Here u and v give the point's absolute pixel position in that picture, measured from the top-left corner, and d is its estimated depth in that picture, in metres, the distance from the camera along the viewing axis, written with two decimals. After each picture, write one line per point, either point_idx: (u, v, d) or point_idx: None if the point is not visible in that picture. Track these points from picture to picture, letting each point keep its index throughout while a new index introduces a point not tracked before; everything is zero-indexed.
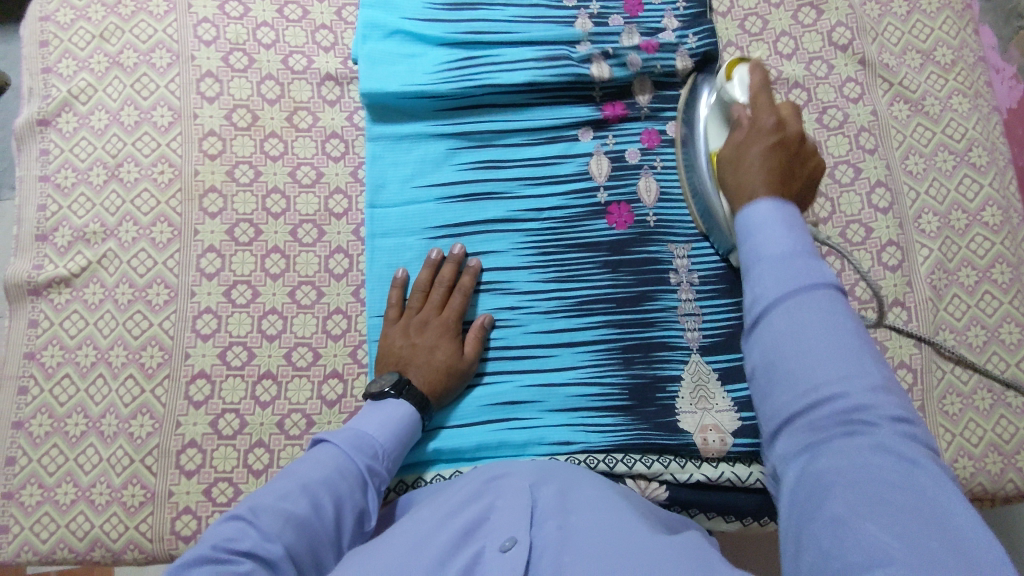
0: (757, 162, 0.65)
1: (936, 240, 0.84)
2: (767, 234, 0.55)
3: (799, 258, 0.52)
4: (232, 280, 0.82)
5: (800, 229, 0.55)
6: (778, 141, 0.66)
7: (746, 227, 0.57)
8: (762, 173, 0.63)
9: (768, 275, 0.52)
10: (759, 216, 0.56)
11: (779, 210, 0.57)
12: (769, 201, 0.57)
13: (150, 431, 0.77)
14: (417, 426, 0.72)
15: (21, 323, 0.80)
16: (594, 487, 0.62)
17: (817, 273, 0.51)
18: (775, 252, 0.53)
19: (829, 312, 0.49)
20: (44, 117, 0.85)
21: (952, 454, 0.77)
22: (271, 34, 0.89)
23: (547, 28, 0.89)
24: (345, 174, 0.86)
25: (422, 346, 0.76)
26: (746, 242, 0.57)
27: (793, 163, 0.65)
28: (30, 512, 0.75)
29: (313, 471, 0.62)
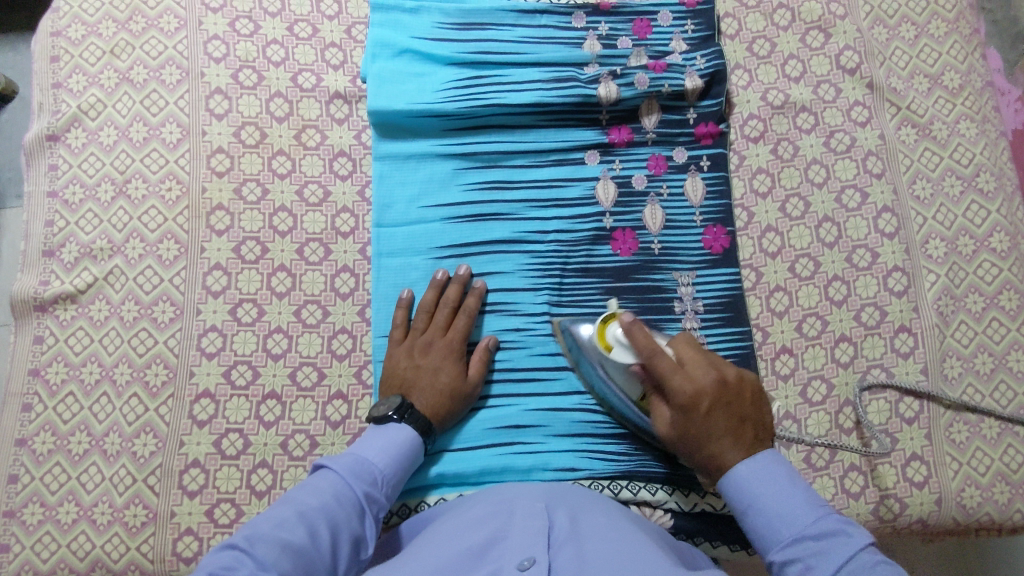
0: (714, 427, 0.64)
1: (943, 266, 0.83)
2: (775, 496, 0.60)
3: (816, 525, 0.57)
4: (238, 298, 0.81)
5: (799, 479, 0.61)
6: (717, 381, 0.65)
7: (745, 502, 0.61)
8: (733, 449, 0.63)
9: (798, 545, 0.57)
10: (752, 476, 0.61)
11: (763, 464, 0.62)
12: (746, 461, 0.62)
13: (154, 450, 0.77)
14: (417, 451, 0.71)
15: (27, 339, 0.80)
16: (605, 514, 0.62)
17: (842, 533, 0.56)
18: (795, 526, 0.58)
19: (873, 566, 0.53)
20: (53, 132, 0.85)
21: (960, 483, 0.77)
22: (280, 52, 0.89)
23: (556, 49, 0.89)
24: (352, 193, 0.86)
25: (427, 367, 0.76)
26: (750, 514, 0.61)
27: (743, 413, 0.65)
28: (32, 531, 0.75)
29: (310, 499, 0.61)
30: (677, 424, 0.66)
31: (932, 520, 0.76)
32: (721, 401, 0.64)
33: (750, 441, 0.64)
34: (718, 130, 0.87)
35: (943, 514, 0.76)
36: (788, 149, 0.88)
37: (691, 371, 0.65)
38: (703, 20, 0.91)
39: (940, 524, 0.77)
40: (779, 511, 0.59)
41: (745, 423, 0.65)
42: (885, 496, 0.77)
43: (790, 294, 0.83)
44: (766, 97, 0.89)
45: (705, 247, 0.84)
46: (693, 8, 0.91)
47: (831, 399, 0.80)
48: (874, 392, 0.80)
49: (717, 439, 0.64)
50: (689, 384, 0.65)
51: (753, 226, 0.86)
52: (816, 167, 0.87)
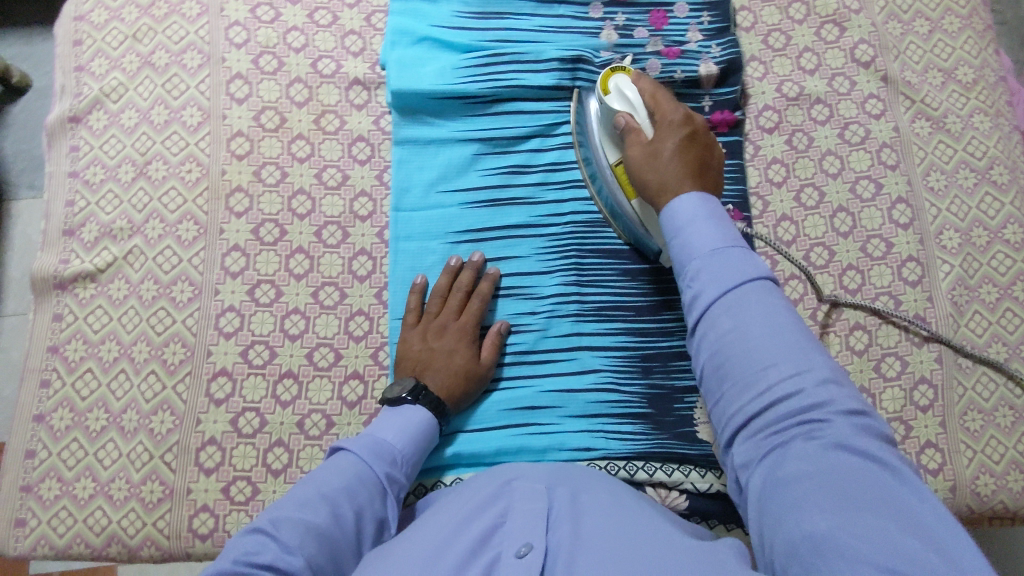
0: (671, 157, 0.69)
1: (957, 257, 0.84)
2: (704, 234, 0.61)
3: (731, 256, 0.59)
4: (256, 279, 0.82)
5: (726, 219, 0.62)
6: (699, 123, 0.72)
7: (676, 229, 0.63)
8: (680, 167, 0.68)
9: (708, 270, 0.59)
10: (689, 212, 0.63)
11: (703, 204, 0.63)
12: (691, 197, 0.64)
13: (170, 427, 0.78)
14: (433, 431, 0.72)
15: (46, 317, 0.81)
16: (609, 491, 0.61)
17: (752, 271, 0.58)
18: (706, 247, 0.60)
19: (771, 304, 0.56)
20: (75, 114, 0.86)
21: (974, 470, 0.77)
22: (301, 38, 0.90)
23: (574, 38, 0.90)
24: (370, 178, 0.86)
25: (441, 349, 0.76)
26: (676, 240, 0.62)
27: (704, 162, 0.69)
28: (48, 506, 0.75)
29: (331, 481, 0.62)
30: (642, 152, 0.71)
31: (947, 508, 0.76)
32: (685, 140, 0.70)
33: (703, 180, 0.68)
34: (735, 118, 0.88)
35: (957, 502, 0.76)
36: (803, 140, 0.88)
37: (661, 106, 0.73)
38: (718, 11, 0.92)
39: (954, 511, 0.77)
40: (703, 239, 0.60)
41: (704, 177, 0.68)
42: None
43: (804, 282, 0.84)
44: (781, 89, 0.90)
45: None
46: (709, 0, 0.92)
47: None
48: (888, 380, 0.80)
49: (671, 166, 0.68)
50: (662, 110, 0.73)
51: (768, 215, 0.86)
52: (831, 158, 0.87)
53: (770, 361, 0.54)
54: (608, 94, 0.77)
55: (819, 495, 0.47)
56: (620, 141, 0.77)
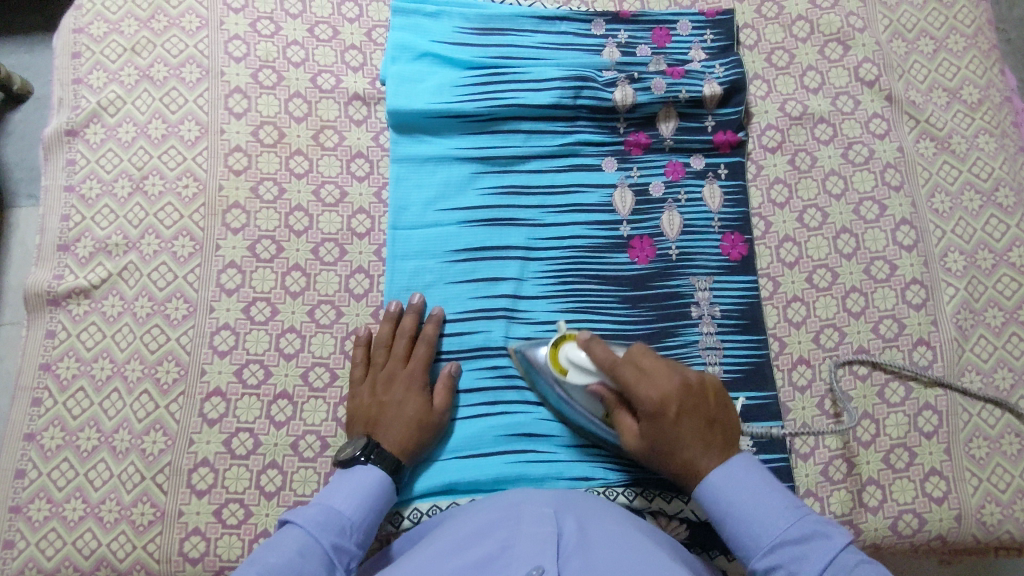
0: (683, 424, 0.65)
1: (962, 280, 0.83)
2: (750, 502, 0.61)
3: (792, 519, 0.60)
4: (252, 297, 0.81)
5: (774, 482, 0.63)
6: (685, 376, 0.67)
7: (725, 513, 0.62)
8: (710, 459, 0.64)
9: (781, 550, 0.58)
10: (738, 485, 0.62)
11: (745, 472, 0.63)
12: (721, 467, 0.64)
13: (163, 447, 0.76)
14: (388, 494, 0.69)
15: (39, 333, 0.80)
16: (615, 521, 0.60)
17: (825, 536, 0.58)
18: (775, 532, 0.59)
19: (853, 568, 0.56)
20: (72, 127, 0.86)
21: (979, 499, 0.76)
22: (301, 53, 0.89)
23: (575, 55, 0.89)
24: (369, 195, 0.85)
25: (390, 402, 0.74)
26: (723, 527, 0.62)
27: (711, 421, 0.65)
28: (37, 528, 0.74)
29: (272, 559, 0.58)
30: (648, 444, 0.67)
31: (952, 537, 0.75)
32: (684, 400, 0.65)
33: (717, 446, 0.65)
34: (737, 139, 0.87)
35: (963, 531, 0.75)
36: (806, 160, 0.87)
37: (654, 380, 0.66)
38: (722, 30, 0.91)
39: (959, 541, 0.75)
40: (758, 515, 0.60)
41: (714, 424, 0.65)
42: (903, 511, 0.75)
43: (807, 305, 0.83)
44: (784, 108, 0.89)
45: (723, 254, 0.84)
46: (712, 18, 0.91)
47: None
48: (892, 406, 0.79)
49: (690, 449, 0.65)
50: (637, 395, 0.66)
51: (770, 236, 0.85)
52: (834, 179, 0.86)
53: None
54: (565, 372, 0.73)
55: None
56: (602, 408, 0.72)
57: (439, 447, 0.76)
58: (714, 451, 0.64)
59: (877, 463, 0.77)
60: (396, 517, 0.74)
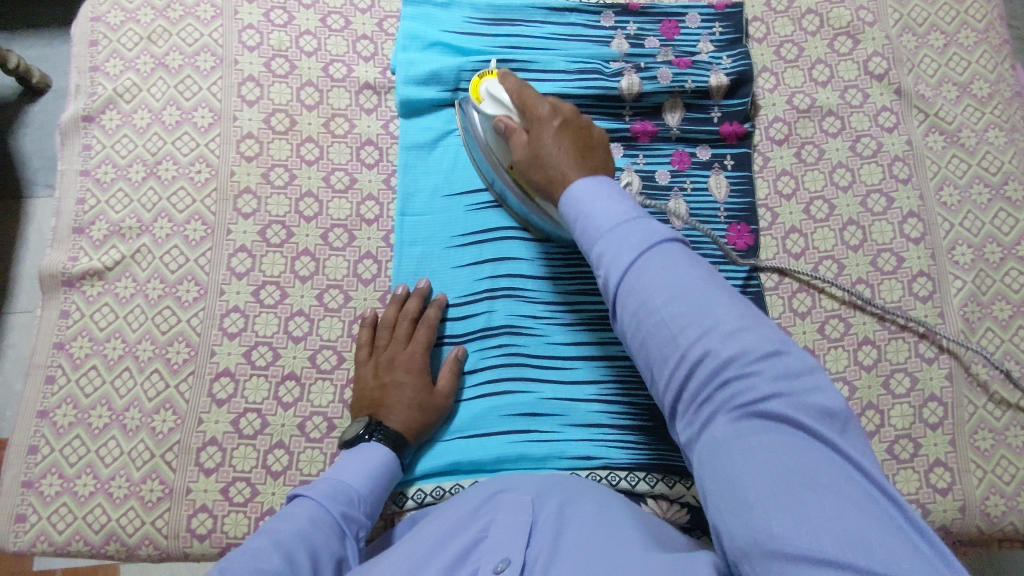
0: (557, 142, 0.67)
1: (970, 273, 0.83)
2: (598, 211, 0.59)
3: (630, 225, 0.57)
4: (262, 280, 0.82)
5: (627, 196, 0.60)
6: (568, 108, 0.70)
7: (576, 216, 0.60)
8: (570, 161, 0.65)
9: (611, 243, 0.57)
10: (587, 193, 0.61)
11: (600, 186, 0.61)
12: (581, 180, 0.62)
13: (172, 426, 0.78)
14: (394, 466, 0.71)
15: (53, 313, 0.81)
16: (594, 500, 0.60)
17: (649, 234, 0.56)
18: (610, 226, 0.57)
19: (673, 263, 0.54)
20: (89, 113, 0.87)
21: (984, 491, 0.75)
22: (313, 42, 0.91)
23: (583, 45, 0.90)
24: (378, 181, 0.86)
25: (392, 383, 0.75)
26: (576, 225, 0.60)
27: (585, 143, 0.68)
28: (48, 502, 0.75)
29: (285, 526, 0.60)
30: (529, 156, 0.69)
31: (955, 528, 0.75)
32: (564, 127, 0.68)
33: (588, 162, 0.66)
34: (744, 130, 0.87)
35: (967, 523, 0.75)
36: (813, 152, 0.87)
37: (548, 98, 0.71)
38: (731, 22, 0.91)
39: (963, 533, 0.75)
40: (602, 214, 0.58)
41: (586, 153, 0.67)
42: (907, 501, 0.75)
43: (813, 295, 0.83)
44: (792, 101, 0.89)
45: (729, 243, 0.84)
46: (722, 11, 0.92)
47: (853, 402, 0.79)
48: (897, 397, 0.79)
49: (560, 158, 0.66)
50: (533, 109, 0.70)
51: (777, 227, 0.85)
52: (842, 171, 0.86)
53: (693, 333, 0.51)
54: (482, 102, 0.76)
55: (754, 486, 0.44)
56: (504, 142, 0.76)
57: (444, 427, 0.77)
58: (581, 164, 0.65)
59: (880, 453, 0.77)
60: (400, 497, 0.74)
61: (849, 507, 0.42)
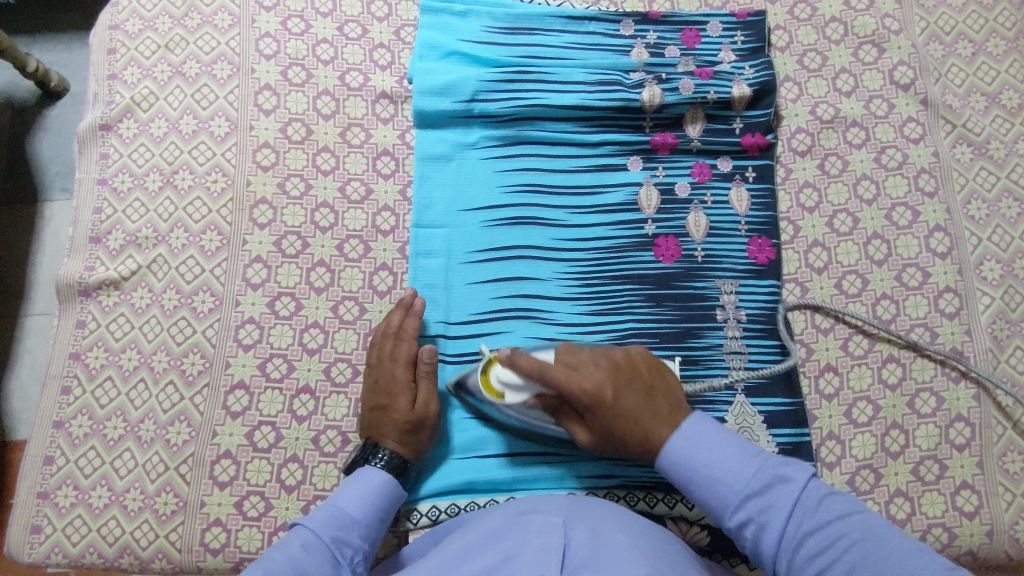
0: (637, 403, 0.65)
1: (998, 289, 0.81)
2: (709, 459, 0.61)
3: (754, 467, 0.60)
4: (277, 292, 0.82)
5: (726, 432, 0.63)
6: (619, 356, 0.69)
7: (692, 478, 0.62)
8: (655, 420, 0.65)
9: (752, 506, 0.58)
10: (693, 447, 0.62)
11: (704, 432, 0.63)
12: (673, 435, 0.64)
13: (187, 438, 0.77)
14: (393, 488, 0.69)
15: (69, 323, 0.81)
16: (628, 535, 0.58)
17: (779, 476, 0.59)
18: (743, 486, 0.59)
19: (803, 496, 0.58)
20: (106, 122, 0.87)
21: (1013, 515, 0.73)
22: (330, 51, 0.90)
23: (603, 55, 0.88)
24: (394, 192, 0.86)
25: (377, 408, 0.74)
26: (699, 491, 0.62)
27: (650, 382, 0.67)
28: (63, 514, 0.75)
29: (275, 554, 0.59)
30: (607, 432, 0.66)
31: (983, 554, 0.73)
32: (620, 385, 0.66)
33: (658, 400, 0.66)
34: (766, 141, 0.85)
35: (995, 547, 0.73)
36: (837, 164, 0.86)
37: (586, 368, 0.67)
38: (753, 31, 0.90)
39: (991, 558, 0.73)
40: (728, 471, 0.60)
41: (654, 392, 0.67)
42: (933, 525, 0.73)
43: (836, 311, 0.81)
44: (815, 111, 0.88)
45: (750, 257, 0.82)
46: (744, 20, 0.90)
47: (877, 421, 0.77)
48: (922, 417, 0.77)
49: (642, 419, 0.65)
50: (578, 385, 0.65)
51: (799, 240, 0.84)
52: (866, 183, 0.85)
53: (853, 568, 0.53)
54: (502, 397, 0.69)
55: None
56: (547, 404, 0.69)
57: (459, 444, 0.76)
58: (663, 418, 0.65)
59: (905, 474, 0.75)
60: (413, 513, 0.74)
61: None
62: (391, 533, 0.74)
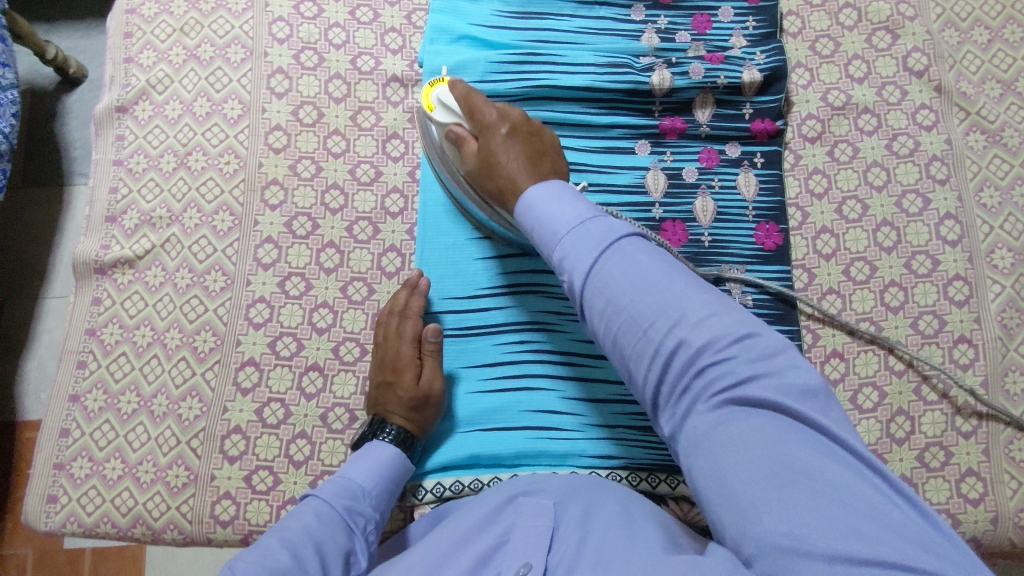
0: (516, 165, 0.66)
1: (1009, 277, 0.80)
2: (557, 209, 0.59)
3: (596, 224, 0.57)
4: (287, 272, 0.83)
5: (583, 197, 0.60)
6: (517, 115, 0.70)
7: (534, 222, 0.60)
8: (526, 169, 0.66)
9: (573, 247, 0.57)
10: (540, 197, 0.60)
11: (551, 189, 0.60)
12: (538, 186, 0.61)
13: (198, 413, 0.79)
14: (403, 460, 0.71)
15: (85, 300, 0.83)
16: (623, 506, 0.59)
17: (617, 231, 0.56)
18: (566, 229, 0.57)
19: (644, 257, 0.55)
20: (122, 104, 0.89)
21: (1019, 503, 0.73)
22: (342, 35, 0.91)
23: (613, 40, 0.88)
24: (403, 175, 0.87)
25: (383, 385, 0.75)
26: (534, 231, 0.60)
27: (534, 145, 0.68)
28: (78, 484, 0.77)
29: (291, 524, 0.62)
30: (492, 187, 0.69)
31: (987, 541, 0.73)
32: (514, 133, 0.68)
33: (539, 163, 0.67)
34: (776, 127, 0.85)
35: (999, 534, 0.73)
36: (847, 151, 0.85)
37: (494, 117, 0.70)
38: (765, 17, 0.89)
39: (995, 545, 0.73)
40: (568, 219, 0.58)
41: (538, 155, 0.68)
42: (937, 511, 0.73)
43: (843, 298, 0.81)
44: (826, 98, 0.87)
45: (757, 243, 0.82)
46: (756, 5, 0.90)
47: (882, 407, 0.77)
48: (928, 403, 0.77)
49: (514, 164, 0.66)
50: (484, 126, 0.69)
51: (807, 227, 0.83)
52: (876, 170, 0.84)
53: (660, 324, 0.53)
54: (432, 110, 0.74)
55: (737, 476, 0.47)
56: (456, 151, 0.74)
57: (464, 420, 0.77)
58: (534, 171, 0.66)
59: (910, 460, 0.75)
60: (418, 490, 0.75)
61: (834, 496, 0.44)
62: (398, 509, 0.76)
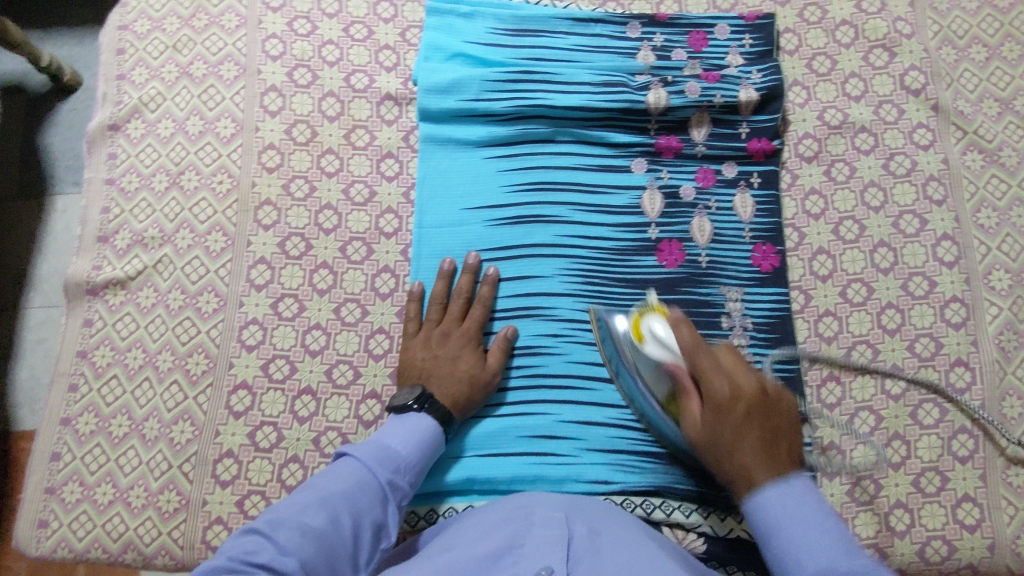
0: (738, 424, 0.62)
1: (1006, 299, 0.80)
2: (801, 530, 0.54)
3: (842, 551, 0.52)
4: (280, 293, 0.82)
5: (834, 518, 0.55)
6: (754, 386, 0.63)
7: (767, 528, 0.57)
8: (759, 457, 0.61)
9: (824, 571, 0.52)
10: (783, 502, 0.57)
11: (792, 490, 0.57)
12: (776, 487, 0.58)
13: (190, 437, 0.78)
14: (439, 441, 0.71)
15: (77, 322, 0.83)
16: (626, 530, 0.60)
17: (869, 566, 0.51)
18: (818, 548, 0.53)
19: None
20: (115, 122, 0.88)
21: (1015, 529, 0.73)
22: (335, 52, 0.90)
23: (608, 58, 0.88)
24: (397, 195, 0.86)
25: (445, 356, 0.76)
26: (768, 540, 0.56)
27: (773, 426, 0.63)
28: (70, 509, 0.77)
29: (332, 486, 0.61)
30: (704, 428, 0.64)
31: (984, 567, 0.72)
32: (756, 410, 0.63)
33: (780, 458, 0.61)
34: (772, 147, 0.84)
35: (995, 561, 0.72)
36: (844, 170, 0.85)
37: (732, 372, 0.64)
38: (761, 35, 0.88)
39: (992, 572, 0.73)
40: (805, 545, 0.54)
41: (776, 442, 0.62)
42: (933, 538, 0.73)
43: (840, 320, 0.80)
44: (823, 116, 0.86)
45: (753, 264, 0.82)
46: (752, 22, 0.89)
47: (879, 431, 0.76)
48: (925, 428, 0.76)
49: (743, 452, 0.61)
50: (714, 392, 0.63)
51: (804, 248, 0.83)
52: (873, 190, 0.84)
53: None
54: (643, 340, 0.70)
55: None
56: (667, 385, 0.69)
57: (460, 444, 0.76)
58: (776, 473, 0.60)
59: (906, 486, 0.74)
60: (411, 515, 0.74)
61: None
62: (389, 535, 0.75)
